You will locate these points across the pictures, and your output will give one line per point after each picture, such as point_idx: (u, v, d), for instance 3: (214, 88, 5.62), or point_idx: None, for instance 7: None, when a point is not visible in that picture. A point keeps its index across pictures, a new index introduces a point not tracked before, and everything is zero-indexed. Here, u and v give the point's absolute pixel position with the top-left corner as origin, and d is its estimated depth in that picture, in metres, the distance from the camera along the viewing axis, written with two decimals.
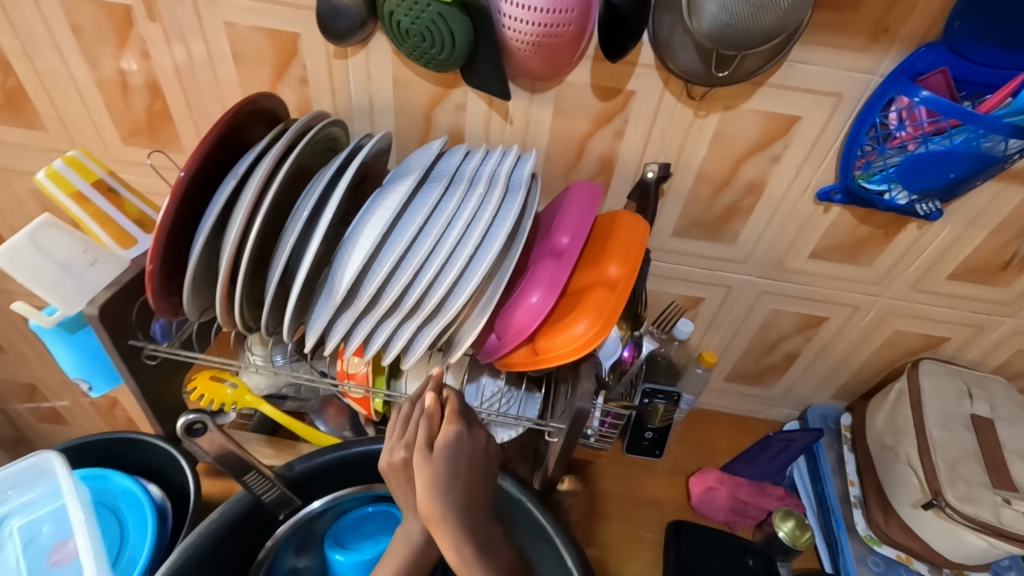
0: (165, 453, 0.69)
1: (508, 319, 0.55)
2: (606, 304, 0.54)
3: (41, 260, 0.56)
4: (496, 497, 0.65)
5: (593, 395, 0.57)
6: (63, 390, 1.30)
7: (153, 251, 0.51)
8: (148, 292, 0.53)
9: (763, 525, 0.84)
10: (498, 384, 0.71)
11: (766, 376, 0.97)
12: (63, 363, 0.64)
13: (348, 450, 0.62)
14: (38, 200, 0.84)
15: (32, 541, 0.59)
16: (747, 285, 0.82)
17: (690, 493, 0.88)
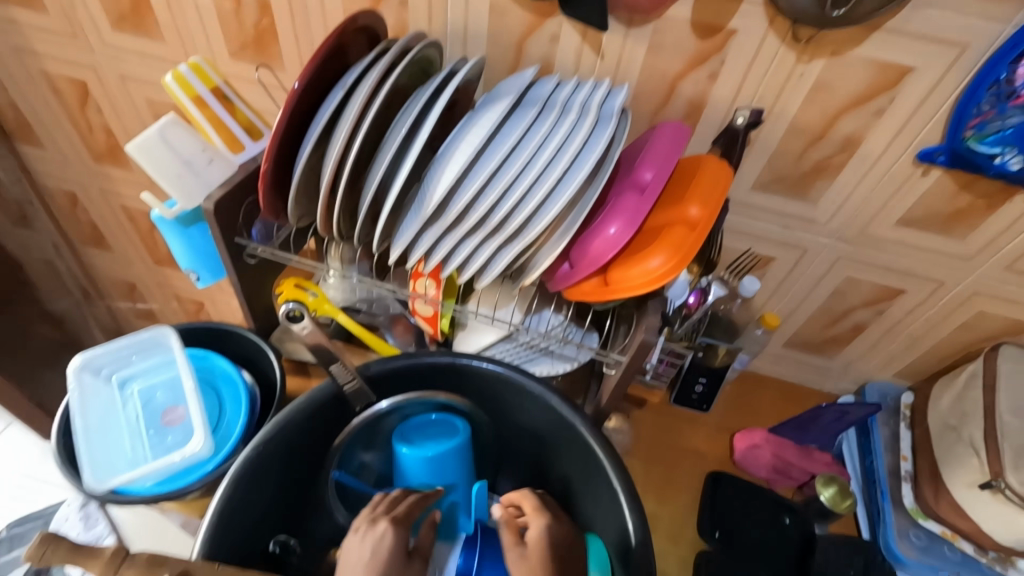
0: (256, 345, 0.77)
1: (585, 248, 0.57)
2: (682, 242, 0.55)
3: (166, 156, 0.63)
4: (549, 417, 0.69)
5: (658, 329, 0.59)
6: (158, 292, 1.44)
7: (268, 153, 0.56)
8: (261, 194, 0.59)
9: (804, 488, 0.85)
10: (559, 318, 0.74)
11: (827, 346, 0.95)
12: (176, 254, 0.72)
13: (420, 359, 0.68)
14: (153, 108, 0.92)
15: (148, 403, 0.68)
16: (824, 249, 0.80)
17: (733, 448, 0.89)
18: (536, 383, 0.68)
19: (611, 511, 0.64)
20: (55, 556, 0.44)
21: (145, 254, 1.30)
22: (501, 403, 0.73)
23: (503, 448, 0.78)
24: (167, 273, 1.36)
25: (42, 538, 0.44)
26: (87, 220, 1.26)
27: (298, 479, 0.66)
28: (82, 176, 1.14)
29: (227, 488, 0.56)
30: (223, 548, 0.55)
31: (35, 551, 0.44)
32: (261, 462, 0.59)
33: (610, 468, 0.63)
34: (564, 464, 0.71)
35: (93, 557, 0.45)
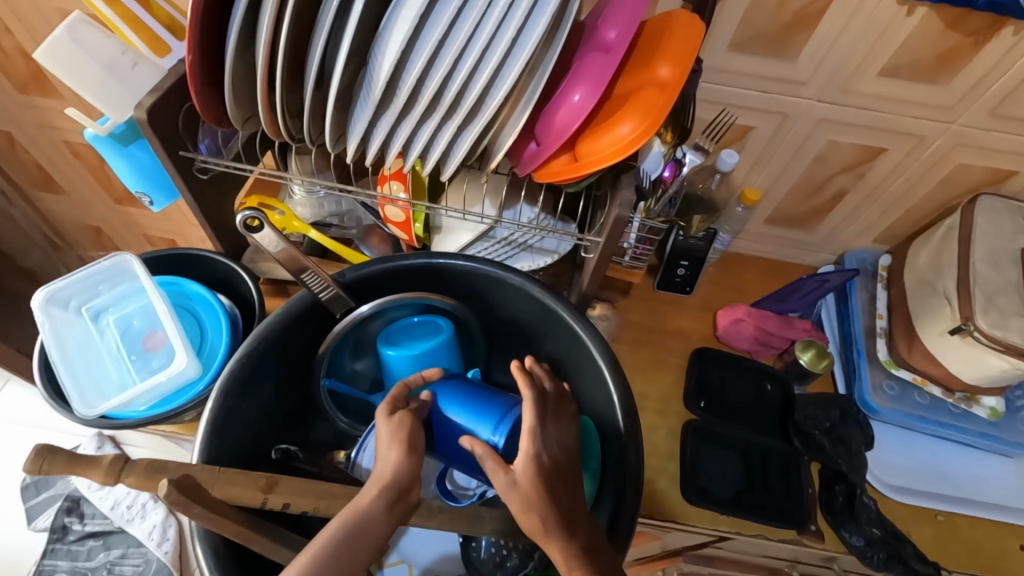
0: (226, 268, 0.75)
1: (550, 121, 0.53)
2: (653, 104, 0.51)
3: (84, 61, 0.58)
4: (530, 306, 0.70)
5: (633, 204, 0.57)
6: (125, 234, 1.39)
7: (190, 40, 0.50)
8: (193, 95, 0.54)
9: (784, 355, 0.88)
10: (534, 213, 0.72)
11: (808, 217, 0.95)
12: (123, 178, 0.68)
13: (395, 263, 0.67)
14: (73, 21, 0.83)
15: (127, 332, 0.67)
16: (804, 111, 0.77)
17: (716, 325, 0.91)
18: (513, 274, 0.67)
19: (598, 387, 0.66)
20: (55, 466, 0.43)
21: (102, 193, 1.24)
22: (483, 299, 0.73)
23: (493, 344, 0.79)
24: (130, 212, 1.30)
25: (39, 452, 0.43)
26: (30, 162, 1.18)
27: (291, 390, 0.68)
28: (13, 112, 1.05)
29: (217, 401, 0.57)
30: (222, 453, 0.57)
31: (33, 463, 0.43)
32: (247, 374, 0.60)
33: (592, 345, 0.64)
34: (551, 351, 0.73)
35: (92, 466, 0.45)
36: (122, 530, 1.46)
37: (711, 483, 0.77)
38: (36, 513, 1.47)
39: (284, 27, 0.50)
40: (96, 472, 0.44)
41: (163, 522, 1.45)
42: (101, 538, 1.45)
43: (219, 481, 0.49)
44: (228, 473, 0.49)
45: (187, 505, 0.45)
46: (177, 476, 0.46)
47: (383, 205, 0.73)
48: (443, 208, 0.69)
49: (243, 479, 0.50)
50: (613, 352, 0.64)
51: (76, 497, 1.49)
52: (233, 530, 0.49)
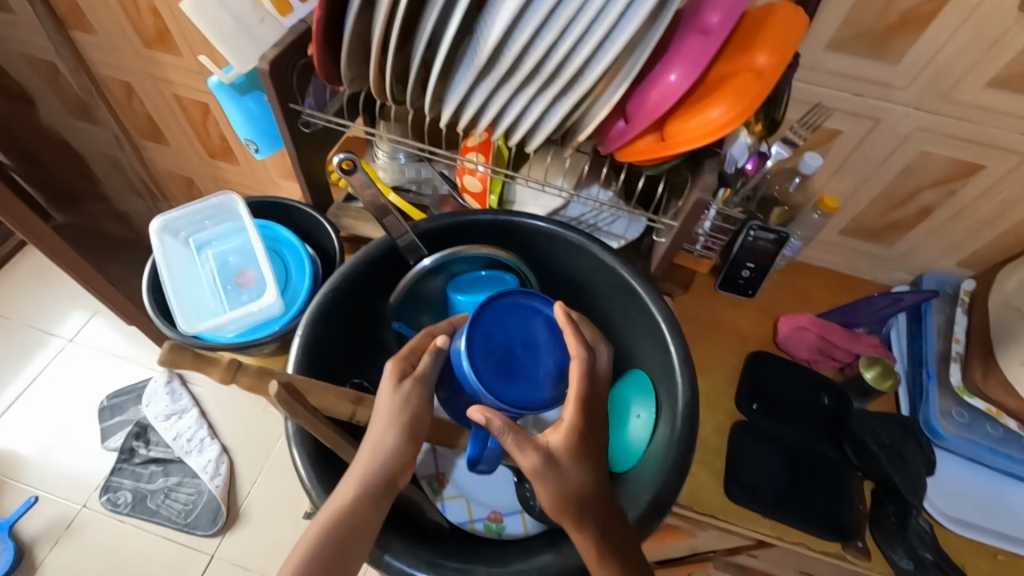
0: (312, 220, 0.81)
1: (642, 99, 0.54)
2: (748, 90, 0.52)
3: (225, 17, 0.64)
4: (590, 267, 0.72)
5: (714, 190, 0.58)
6: (213, 188, 1.50)
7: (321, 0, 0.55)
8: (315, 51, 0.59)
9: (846, 369, 0.86)
10: (608, 195, 0.74)
11: (887, 232, 0.92)
12: (234, 125, 0.75)
13: (466, 218, 0.70)
14: None
15: (221, 266, 0.74)
16: (898, 118, 0.74)
17: (777, 331, 0.90)
18: (576, 234, 0.70)
19: (655, 349, 0.66)
20: (181, 363, 0.47)
21: (199, 148, 1.34)
22: (543, 259, 0.76)
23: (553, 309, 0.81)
24: (221, 169, 1.40)
25: (169, 351, 0.47)
26: (142, 113, 1.30)
27: (361, 328, 0.71)
28: (135, 65, 1.16)
29: (304, 329, 0.61)
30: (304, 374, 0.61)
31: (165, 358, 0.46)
32: (332, 309, 0.65)
33: (648, 299, 0.66)
34: (602, 311, 0.75)
35: (213, 364, 0.49)
36: (180, 460, 1.58)
37: (755, 484, 0.77)
38: (109, 433, 1.61)
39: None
40: (215, 372, 0.49)
41: (217, 458, 1.57)
42: (163, 465, 1.58)
43: (315, 391, 0.54)
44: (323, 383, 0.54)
45: (292, 405, 0.50)
46: (284, 380, 0.51)
47: (464, 173, 0.77)
48: (521, 178, 0.72)
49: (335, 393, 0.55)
50: (669, 307, 0.65)
51: (144, 424, 1.62)
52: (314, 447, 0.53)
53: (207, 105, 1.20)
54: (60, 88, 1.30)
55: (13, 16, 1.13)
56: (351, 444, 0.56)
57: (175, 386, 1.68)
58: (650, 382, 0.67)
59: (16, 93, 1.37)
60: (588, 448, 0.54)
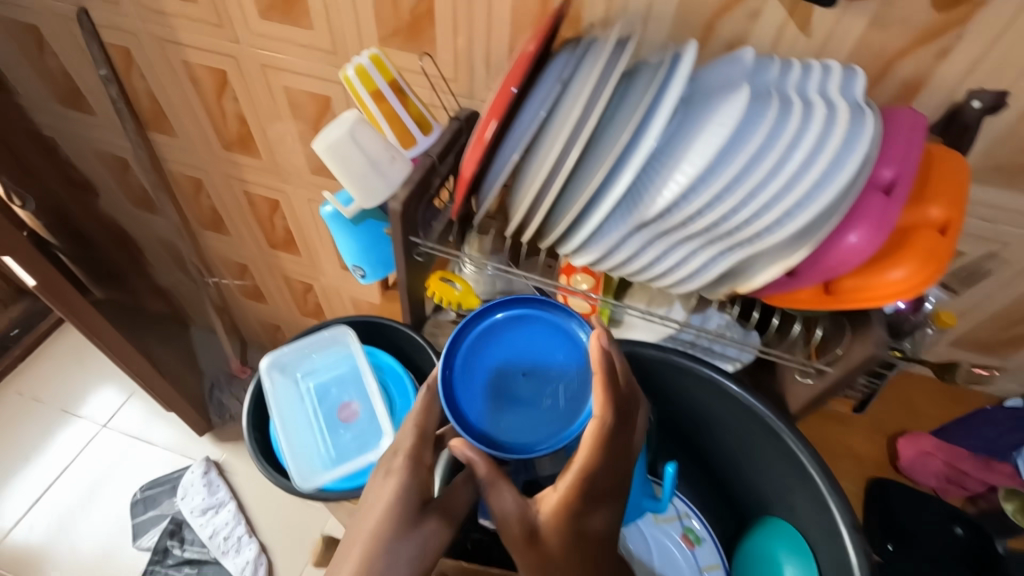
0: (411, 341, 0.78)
1: (815, 258, 0.50)
2: (935, 250, 0.49)
3: (360, 157, 0.60)
4: (723, 404, 0.69)
5: (887, 343, 0.53)
6: (268, 275, 1.49)
7: (474, 157, 0.51)
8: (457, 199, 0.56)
9: (978, 499, 0.81)
10: (723, 318, 0.70)
11: (1002, 346, 0.87)
12: (342, 251, 0.72)
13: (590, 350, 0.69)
14: (296, 95, 0.92)
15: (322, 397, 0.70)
16: None
17: (895, 453, 0.84)
18: (707, 369, 0.68)
19: (808, 504, 0.63)
20: None
21: (261, 239, 1.33)
22: (664, 391, 0.73)
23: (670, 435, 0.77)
24: (279, 257, 1.39)
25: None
26: (207, 206, 1.29)
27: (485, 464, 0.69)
28: (209, 164, 1.16)
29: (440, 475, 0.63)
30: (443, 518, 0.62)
31: None
32: None
33: (796, 448, 0.62)
34: (732, 446, 0.72)
35: None
36: (216, 561, 1.49)
37: None
38: (142, 531, 1.53)
39: (569, 157, 0.49)
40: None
41: (255, 559, 1.48)
42: (196, 567, 1.48)
43: None
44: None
45: None
46: None
47: (567, 297, 0.74)
48: (631, 307, 0.68)
49: None
50: (822, 458, 0.62)
51: (179, 520, 1.54)
52: None
53: (277, 201, 1.20)
54: (127, 181, 1.30)
55: (93, 119, 1.14)
56: None
57: (212, 476, 1.61)
58: (806, 543, 0.65)
59: (80, 184, 1.38)
60: (578, 518, 0.56)
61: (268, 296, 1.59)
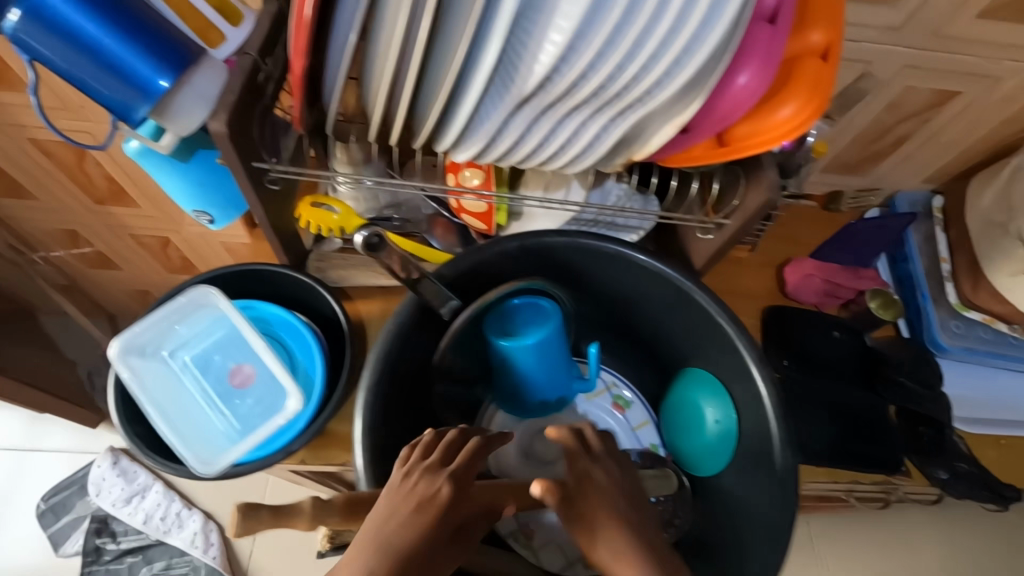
0: (297, 282, 0.67)
1: (708, 108, 0.47)
2: (818, 79, 0.47)
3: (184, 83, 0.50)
4: (635, 275, 0.66)
5: (778, 186, 0.54)
6: (108, 236, 1.24)
7: (300, 43, 0.40)
8: (295, 99, 0.44)
9: (851, 305, 0.91)
10: (622, 189, 0.71)
11: (865, 164, 0.95)
12: (176, 198, 0.60)
13: (492, 251, 0.62)
14: None
15: (207, 368, 0.61)
16: (893, 57, 0.74)
17: (784, 282, 0.92)
18: (611, 244, 0.64)
19: (720, 352, 0.64)
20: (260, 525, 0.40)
21: (80, 195, 1.08)
22: (575, 274, 0.68)
23: (588, 315, 0.74)
24: (115, 215, 1.15)
25: (242, 516, 0.39)
26: None
27: (409, 410, 0.61)
28: None
29: (366, 417, 0.52)
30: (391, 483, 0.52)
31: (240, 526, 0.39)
32: (378, 397, 0.54)
33: (705, 301, 0.62)
34: (642, 316, 0.70)
35: (296, 516, 0.41)
36: (160, 542, 1.42)
37: (804, 438, 0.80)
38: (61, 539, 1.40)
39: (420, 26, 0.39)
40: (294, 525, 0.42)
41: (203, 528, 1.42)
42: (140, 554, 1.41)
43: None
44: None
45: None
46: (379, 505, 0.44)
47: (460, 199, 0.70)
48: (531, 196, 0.65)
49: None
50: (732, 310, 0.62)
51: (103, 516, 1.43)
52: None
53: (82, 146, 0.95)
54: None
55: None
56: None
57: (125, 464, 1.48)
58: (719, 382, 0.66)
59: None
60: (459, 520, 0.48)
61: (119, 261, 1.35)
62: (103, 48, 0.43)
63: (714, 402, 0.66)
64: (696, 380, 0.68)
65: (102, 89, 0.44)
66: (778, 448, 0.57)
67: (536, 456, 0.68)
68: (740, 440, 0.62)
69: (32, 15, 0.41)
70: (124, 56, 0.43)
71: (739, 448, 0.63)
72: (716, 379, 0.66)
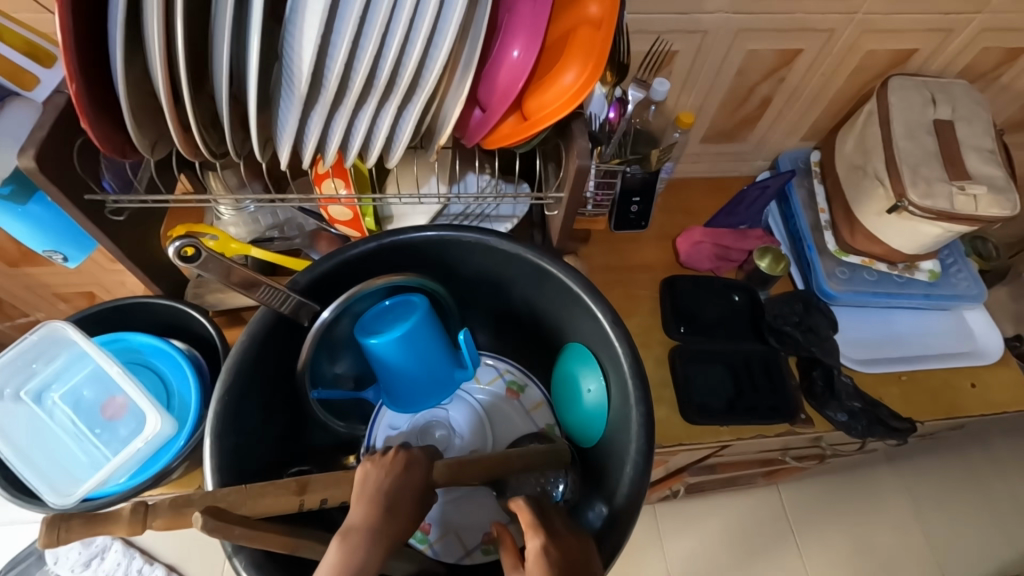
0: (170, 309, 0.68)
1: (492, 83, 0.50)
2: (593, 44, 0.50)
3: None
4: (497, 260, 0.68)
5: (591, 151, 0.56)
6: (31, 300, 1.25)
7: (68, 68, 0.41)
8: (85, 127, 0.45)
9: (744, 266, 0.94)
10: (485, 180, 0.74)
11: (740, 130, 0.98)
12: (26, 240, 0.61)
13: (347, 254, 0.63)
14: None
15: (77, 405, 0.61)
16: (726, 24, 0.77)
17: (677, 252, 0.95)
18: (467, 233, 0.66)
19: (586, 322, 0.66)
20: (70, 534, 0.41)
21: None
22: (445, 266, 0.70)
23: (473, 305, 0.76)
24: (32, 277, 1.16)
25: (50, 522, 0.41)
26: None
27: (274, 410, 0.63)
28: None
29: (215, 427, 0.53)
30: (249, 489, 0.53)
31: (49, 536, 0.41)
32: (233, 407, 0.55)
33: (561, 274, 0.65)
34: (514, 298, 0.73)
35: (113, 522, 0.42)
36: None
37: (704, 398, 0.82)
38: None
39: (177, 35, 0.41)
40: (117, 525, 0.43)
41: None
42: None
43: (249, 499, 0.49)
44: (256, 487, 0.49)
45: (227, 528, 0.44)
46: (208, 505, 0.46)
47: (326, 206, 0.71)
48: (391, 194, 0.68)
49: (271, 489, 0.50)
50: (587, 279, 0.64)
51: None
52: (279, 538, 0.48)
53: None
54: None
55: None
56: (316, 542, 0.51)
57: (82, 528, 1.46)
58: (589, 352, 0.67)
59: None
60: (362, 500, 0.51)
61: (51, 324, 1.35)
62: None
63: (588, 374, 0.67)
64: (573, 355, 0.70)
65: None
66: (634, 403, 0.58)
67: None
68: (609, 406, 0.64)
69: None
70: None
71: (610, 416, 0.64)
72: (590, 351, 0.68)
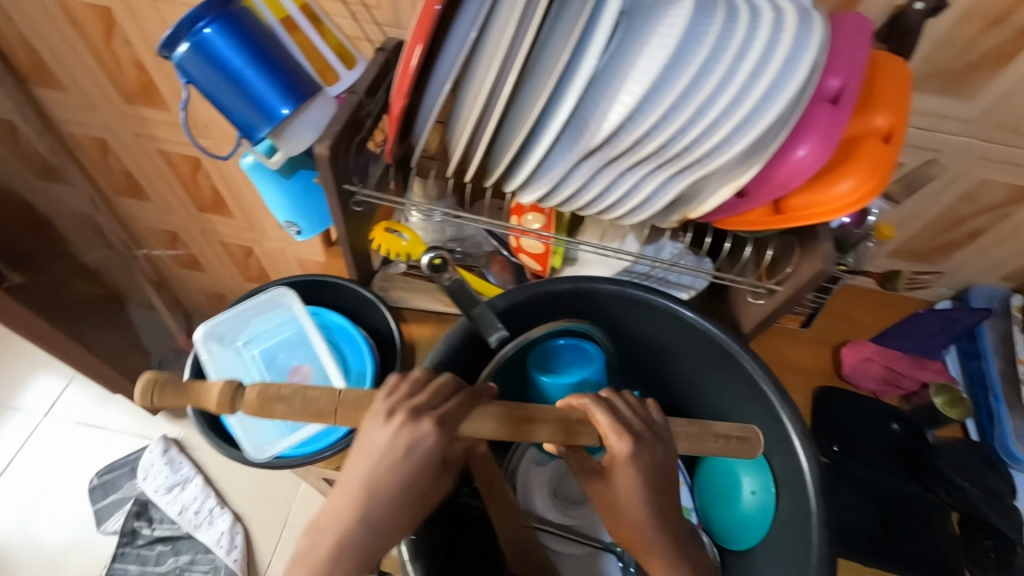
0: (361, 297, 0.73)
1: (764, 174, 0.50)
2: (879, 160, 0.48)
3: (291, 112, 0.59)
4: (682, 332, 0.67)
5: (834, 257, 0.54)
6: (201, 241, 1.38)
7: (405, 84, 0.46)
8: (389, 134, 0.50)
9: (911, 398, 0.86)
10: (676, 246, 0.71)
11: (935, 254, 0.92)
12: (272, 209, 0.68)
13: (540, 288, 0.65)
14: None
15: (272, 364, 0.68)
16: (969, 150, 0.74)
17: (840, 363, 0.89)
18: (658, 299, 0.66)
19: (762, 421, 0.63)
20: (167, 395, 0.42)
21: (187, 202, 1.22)
22: (623, 322, 0.70)
23: (629, 365, 0.76)
24: (211, 222, 1.28)
25: (151, 384, 0.41)
26: (120, 169, 1.17)
27: None
28: (113, 121, 1.03)
29: None
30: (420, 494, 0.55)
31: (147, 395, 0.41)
32: None
33: (751, 368, 0.62)
34: (685, 373, 0.71)
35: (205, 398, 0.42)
36: (189, 536, 1.48)
37: (848, 527, 0.76)
38: (105, 515, 1.49)
39: (507, 78, 0.45)
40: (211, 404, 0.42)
41: (230, 528, 1.47)
42: (170, 543, 1.47)
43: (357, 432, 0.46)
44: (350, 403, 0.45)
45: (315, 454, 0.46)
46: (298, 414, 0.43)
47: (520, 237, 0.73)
48: (585, 242, 0.68)
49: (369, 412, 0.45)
50: (780, 380, 0.61)
51: (144, 501, 1.51)
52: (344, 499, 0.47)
53: (197, 158, 1.07)
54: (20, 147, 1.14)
55: None
56: None
57: (172, 454, 1.57)
58: (757, 453, 0.64)
59: None
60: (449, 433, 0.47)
61: (205, 264, 1.49)
62: (240, 80, 0.51)
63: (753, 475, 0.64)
64: (733, 447, 0.67)
65: (233, 110, 0.53)
66: (815, 527, 0.55)
67: (564, 496, 0.69)
68: (775, 515, 0.61)
69: (194, 49, 0.49)
70: (260, 88, 0.52)
71: (772, 525, 0.61)
72: (759, 451, 0.64)
